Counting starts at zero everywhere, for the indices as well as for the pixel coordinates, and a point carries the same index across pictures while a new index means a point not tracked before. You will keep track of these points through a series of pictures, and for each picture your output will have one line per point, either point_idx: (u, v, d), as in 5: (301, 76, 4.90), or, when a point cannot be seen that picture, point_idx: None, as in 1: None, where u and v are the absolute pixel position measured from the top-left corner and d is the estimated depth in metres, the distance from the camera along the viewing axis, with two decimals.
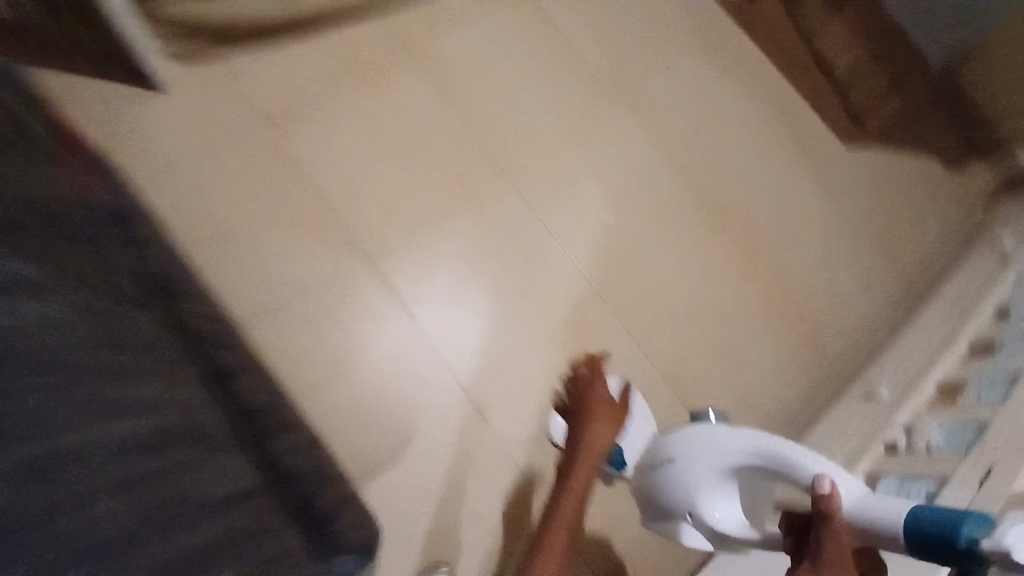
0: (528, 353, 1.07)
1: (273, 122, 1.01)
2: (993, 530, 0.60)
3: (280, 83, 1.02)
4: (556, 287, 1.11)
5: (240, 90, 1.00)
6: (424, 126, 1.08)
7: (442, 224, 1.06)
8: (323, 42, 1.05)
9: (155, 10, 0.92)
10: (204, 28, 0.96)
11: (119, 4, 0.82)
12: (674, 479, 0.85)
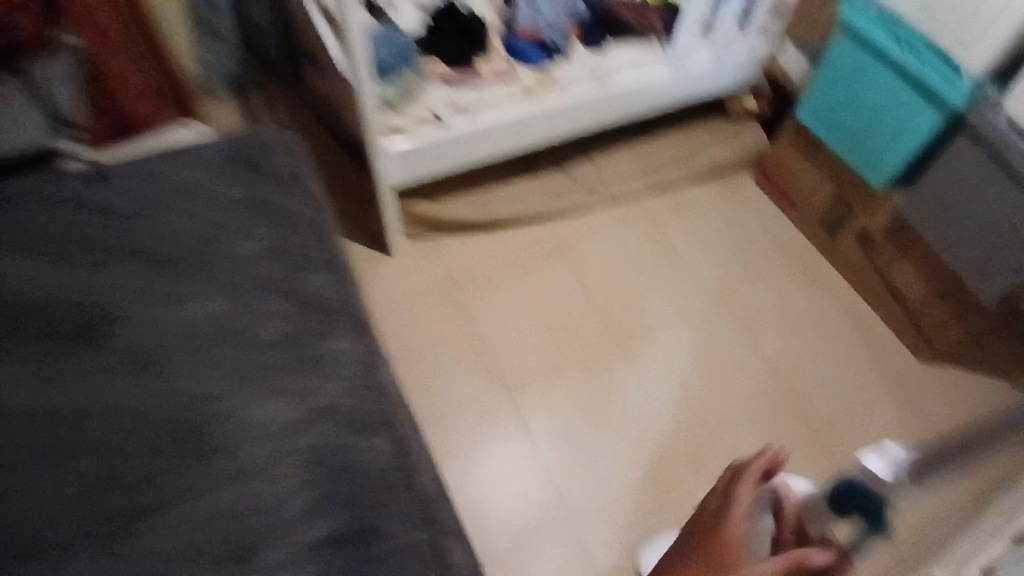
0: (620, 489, 1.28)
1: (459, 285, 1.47)
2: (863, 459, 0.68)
3: (470, 261, 1.50)
4: (648, 437, 1.33)
5: (444, 261, 1.50)
6: (562, 299, 1.47)
7: (564, 372, 1.39)
8: (504, 237, 1.53)
9: (410, 211, 1.53)
10: (437, 224, 1.52)
11: (390, 208, 1.39)
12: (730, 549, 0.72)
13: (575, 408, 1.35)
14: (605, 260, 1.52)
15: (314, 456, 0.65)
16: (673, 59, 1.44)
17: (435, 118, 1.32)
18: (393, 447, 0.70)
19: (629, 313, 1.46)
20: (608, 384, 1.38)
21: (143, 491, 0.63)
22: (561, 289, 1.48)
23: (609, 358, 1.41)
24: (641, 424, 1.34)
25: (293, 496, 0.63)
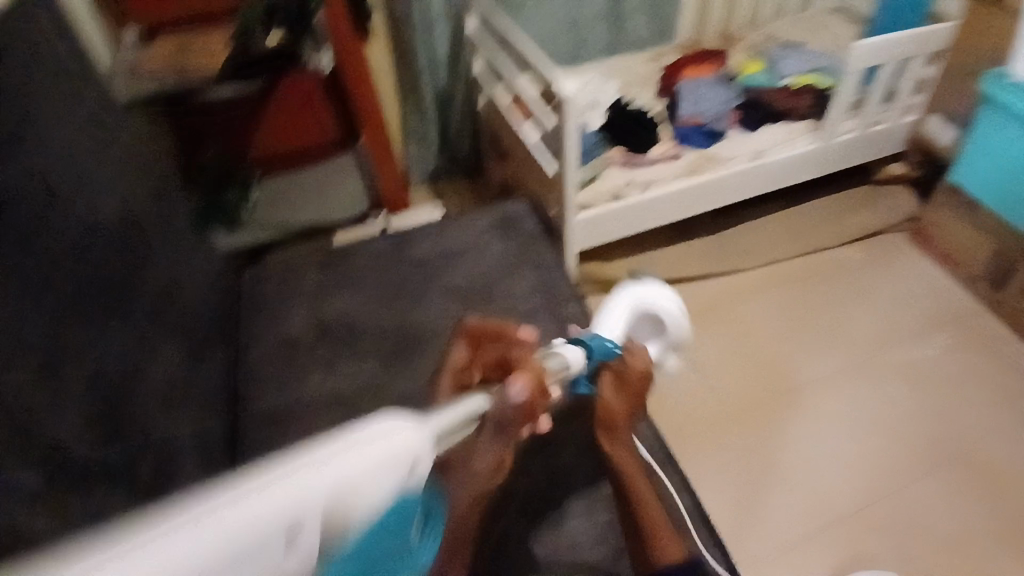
0: (806, 544, 1.24)
1: None
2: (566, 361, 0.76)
3: None
4: (825, 490, 1.30)
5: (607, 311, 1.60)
6: (728, 353, 1.51)
7: (737, 421, 1.39)
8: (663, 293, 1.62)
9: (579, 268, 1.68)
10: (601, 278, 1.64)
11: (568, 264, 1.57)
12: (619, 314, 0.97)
13: (754, 465, 1.33)
14: (771, 325, 1.55)
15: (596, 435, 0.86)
16: (826, 135, 1.63)
17: (616, 193, 1.53)
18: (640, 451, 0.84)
19: (791, 366, 1.48)
20: (790, 448, 1.35)
21: None
22: (726, 353, 1.50)
23: (785, 419, 1.39)
24: (827, 486, 1.30)
25: None
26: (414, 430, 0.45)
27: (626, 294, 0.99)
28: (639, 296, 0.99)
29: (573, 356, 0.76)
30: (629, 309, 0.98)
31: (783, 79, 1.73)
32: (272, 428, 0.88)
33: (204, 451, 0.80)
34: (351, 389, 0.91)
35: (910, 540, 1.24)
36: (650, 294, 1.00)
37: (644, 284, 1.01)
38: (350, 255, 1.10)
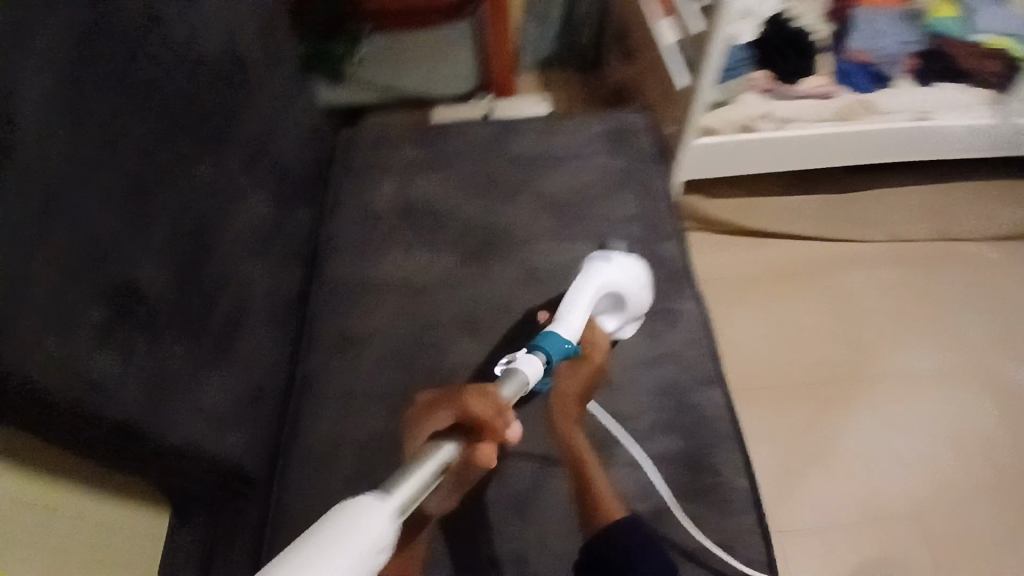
0: (849, 533, 1.16)
1: (709, 277, 1.42)
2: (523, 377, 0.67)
3: (728, 258, 1.45)
4: (883, 489, 1.19)
5: (697, 250, 1.46)
6: (817, 324, 1.36)
7: (809, 396, 1.28)
8: (763, 245, 1.47)
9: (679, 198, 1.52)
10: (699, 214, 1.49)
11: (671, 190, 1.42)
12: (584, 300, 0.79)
13: (804, 443, 1.24)
14: (871, 306, 1.38)
15: (664, 387, 0.80)
16: (1003, 112, 1.37)
17: (745, 124, 1.34)
18: (703, 412, 0.78)
19: (884, 355, 1.33)
20: (849, 437, 1.24)
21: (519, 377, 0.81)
22: (810, 324, 1.36)
23: (852, 408, 1.27)
24: (880, 486, 1.20)
25: (644, 414, 0.78)
26: (370, 520, 0.40)
27: (591, 271, 0.81)
28: (609, 272, 0.81)
29: (531, 371, 0.67)
30: (595, 288, 0.80)
31: (976, 34, 1.34)
32: (344, 295, 0.88)
33: (280, 304, 0.82)
34: (427, 277, 0.89)
35: (951, 565, 1.13)
36: (620, 267, 0.81)
37: (608, 257, 0.83)
38: (443, 136, 1.02)
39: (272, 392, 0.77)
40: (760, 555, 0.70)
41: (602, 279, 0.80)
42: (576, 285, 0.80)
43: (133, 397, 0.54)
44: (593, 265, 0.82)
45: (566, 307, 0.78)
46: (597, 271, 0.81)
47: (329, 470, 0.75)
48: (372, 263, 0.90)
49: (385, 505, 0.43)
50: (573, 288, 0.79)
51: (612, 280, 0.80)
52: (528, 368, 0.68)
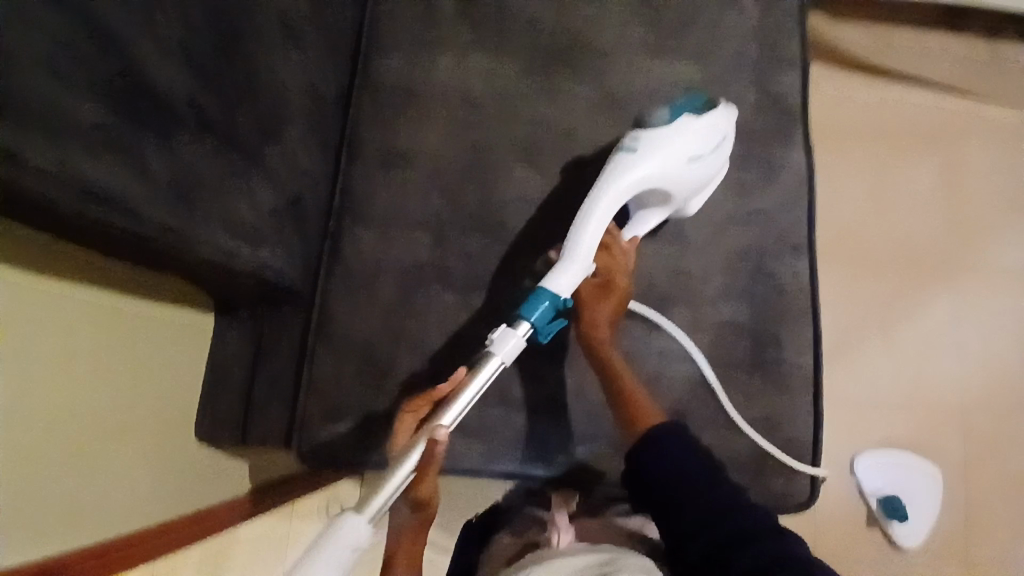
0: (898, 409, 1.10)
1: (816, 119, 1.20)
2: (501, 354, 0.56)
3: (844, 98, 1.21)
4: (948, 374, 1.11)
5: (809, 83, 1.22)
6: (928, 191, 1.17)
7: (895, 269, 1.15)
8: (893, 87, 1.20)
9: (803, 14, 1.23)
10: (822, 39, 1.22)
11: None
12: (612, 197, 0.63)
13: (869, 312, 1.14)
14: (990, 178, 1.17)
15: (742, 248, 0.69)
16: None
17: None
18: (782, 285, 0.69)
19: (997, 236, 1.15)
20: (919, 317, 1.13)
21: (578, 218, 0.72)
22: (911, 191, 1.17)
23: (930, 287, 1.14)
24: (945, 371, 1.12)
25: (713, 274, 0.69)
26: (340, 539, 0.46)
27: (617, 167, 0.63)
28: (641, 164, 0.62)
29: (506, 353, 0.56)
30: (622, 190, 0.62)
31: None
32: (390, 101, 0.76)
33: (319, 107, 0.72)
34: (485, 88, 0.75)
35: (985, 455, 1.08)
36: (656, 152, 0.63)
37: (638, 140, 0.64)
38: None
39: (312, 204, 0.72)
40: (808, 435, 0.66)
41: (632, 175, 0.63)
42: (603, 183, 0.63)
43: (146, 194, 0.48)
44: (619, 160, 0.64)
45: (575, 232, 0.62)
46: (627, 159, 0.63)
47: (370, 292, 0.72)
48: (423, 63, 0.76)
49: (362, 519, 0.48)
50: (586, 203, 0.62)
51: (648, 171, 0.63)
52: (500, 349, 0.56)
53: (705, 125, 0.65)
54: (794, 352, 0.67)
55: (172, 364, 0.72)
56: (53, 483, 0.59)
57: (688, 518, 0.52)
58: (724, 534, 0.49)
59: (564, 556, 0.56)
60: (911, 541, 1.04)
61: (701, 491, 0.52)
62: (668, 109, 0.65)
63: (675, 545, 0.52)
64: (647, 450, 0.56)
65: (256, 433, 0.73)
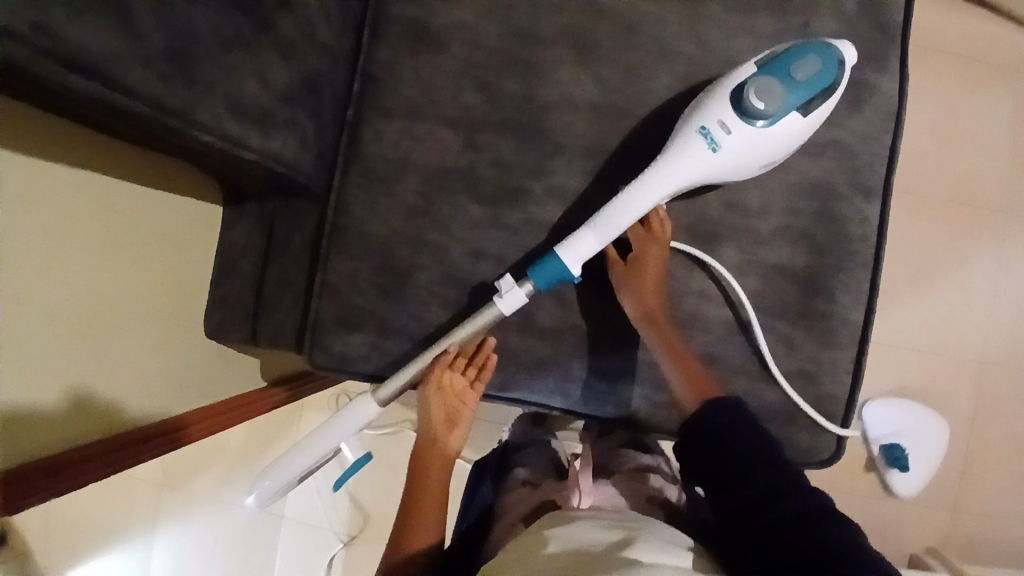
0: (921, 359, 1.07)
1: None
2: (502, 304, 0.59)
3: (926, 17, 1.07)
4: (980, 328, 1.07)
5: None
6: (998, 131, 1.07)
7: (950, 214, 1.06)
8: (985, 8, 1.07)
9: None
10: None
11: None
12: (666, 181, 0.57)
13: (912, 258, 1.06)
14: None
15: (811, 187, 0.62)
16: None
17: None
18: (844, 232, 0.62)
19: None
20: (962, 269, 1.06)
21: (628, 131, 0.63)
22: (979, 130, 1.06)
23: (979, 237, 1.06)
24: (979, 325, 1.07)
25: (773, 212, 0.62)
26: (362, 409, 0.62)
27: (686, 158, 0.56)
28: (708, 163, 0.56)
29: (505, 306, 0.59)
30: (678, 186, 0.57)
31: None
32: None
33: None
34: None
35: (993, 414, 1.07)
36: (734, 158, 0.56)
37: (727, 136, 0.55)
38: None
39: (328, 87, 0.63)
40: (843, 393, 0.63)
41: (695, 173, 0.57)
42: (665, 164, 0.57)
43: (137, 65, 0.40)
44: (693, 149, 0.56)
45: (617, 214, 0.57)
46: (702, 147, 0.56)
47: (390, 194, 0.65)
48: None
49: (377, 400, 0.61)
50: (636, 183, 0.57)
51: (714, 176, 0.57)
52: (499, 301, 0.58)
53: (799, 129, 0.56)
54: (847, 307, 0.62)
55: (178, 253, 0.69)
56: (66, 371, 0.60)
57: (753, 494, 0.49)
58: (795, 513, 0.46)
59: (580, 519, 0.52)
60: (905, 488, 1.06)
61: (770, 468, 0.50)
62: (782, 99, 0.54)
63: (735, 518, 0.49)
64: (707, 422, 0.55)
65: (266, 334, 0.70)
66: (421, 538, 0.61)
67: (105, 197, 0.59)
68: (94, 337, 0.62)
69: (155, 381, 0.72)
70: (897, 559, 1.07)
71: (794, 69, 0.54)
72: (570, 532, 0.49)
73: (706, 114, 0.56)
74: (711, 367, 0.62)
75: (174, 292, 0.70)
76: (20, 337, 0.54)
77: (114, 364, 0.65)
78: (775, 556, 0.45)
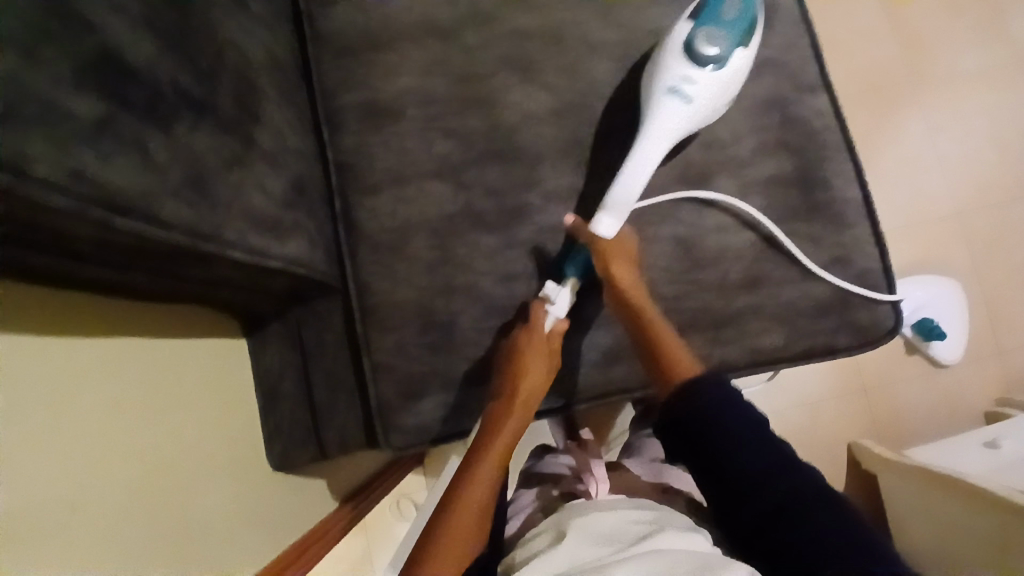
0: (904, 234, 1.14)
1: None
2: (556, 307, 0.62)
3: None
4: (940, 186, 1.15)
5: None
6: (871, 20, 1.18)
7: (867, 103, 1.17)
8: None
9: None
10: None
11: None
12: (657, 144, 0.61)
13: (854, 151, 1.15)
14: None
15: (766, 101, 0.67)
16: None
17: None
18: (809, 125, 0.68)
19: (945, 44, 1.19)
20: (899, 144, 1.16)
21: (591, 120, 0.69)
22: (856, 27, 1.18)
23: (901, 112, 1.17)
24: (938, 184, 1.15)
25: (746, 135, 0.67)
26: None
27: (665, 118, 0.61)
28: (688, 116, 0.61)
29: (558, 309, 0.62)
30: (666, 145, 0.62)
31: None
32: (355, 53, 0.69)
33: (284, 76, 0.64)
34: (452, 14, 0.69)
35: (990, 254, 1.14)
36: (706, 105, 0.61)
37: (694, 86, 0.60)
38: None
39: (311, 185, 0.65)
40: (876, 264, 0.67)
41: (679, 128, 0.61)
42: (651, 129, 0.61)
43: (165, 195, 0.42)
44: (669, 109, 0.60)
45: (627, 188, 0.61)
46: (676, 103, 0.60)
47: (402, 257, 0.66)
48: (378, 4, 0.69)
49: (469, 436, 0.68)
50: (633, 154, 0.61)
51: (691, 125, 0.62)
52: (553, 308, 0.62)
53: (749, 59, 0.62)
54: (845, 189, 0.67)
55: (221, 389, 0.69)
56: (151, 547, 0.56)
57: (737, 480, 0.52)
58: (776, 503, 0.50)
59: (601, 509, 0.55)
60: (950, 355, 1.10)
61: (747, 452, 0.53)
62: (711, 35, 0.59)
63: (722, 508, 0.53)
64: (689, 402, 0.55)
65: (334, 442, 0.68)
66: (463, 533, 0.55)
67: (119, 378, 0.56)
68: (169, 520, 0.58)
69: (245, 526, 0.69)
70: (970, 417, 1.10)
71: (723, 11, 0.60)
72: (588, 525, 0.53)
73: (668, 73, 0.61)
74: (758, 288, 0.65)
75: (223, 427, 0.68)
76: (97, 521, 0.51)
77: (196, 525, 0.62)
78: (768, 536, 0.49)
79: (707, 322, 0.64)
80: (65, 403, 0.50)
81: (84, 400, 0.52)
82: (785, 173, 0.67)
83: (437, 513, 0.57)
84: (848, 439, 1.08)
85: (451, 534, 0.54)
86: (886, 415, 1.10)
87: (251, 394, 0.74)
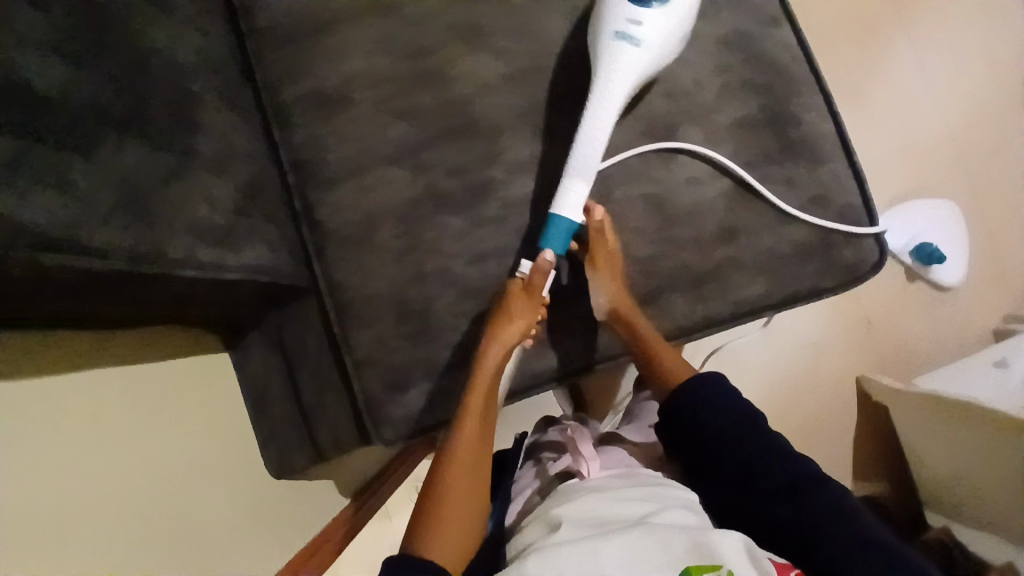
0: (898, 157, 1.09)
1: None
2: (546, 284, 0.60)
3: None
4: (929, 104, 1.11)
5: None
6: None
7: (852, 23, 1.10)
8: None
9: None
10: None
11: None
12: (613, 91, 0.58)
13: (843, 78, 1.09)
14: None
15: (726, 41, 0.64)
16: None
17: None
18: (774, 61, 0.65)
19: None
20: (886, 65, 1.10)
21: (546, 86, 0.66)
22: None
23: (883, 30, 1.11)
24: (926, 102, 1.11)
25: (709, 79, 0.64)
26: None
27: (618, 66, 0.58)
28: (640, 58, 0.58)
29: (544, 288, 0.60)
30: (623, 93, 0.59)
31: None
32: (297, 40, 0.65)
33: (222, 76, 0.62)
34: None
35: (982, 170, 1.11)
36: (658, 43, 0.58)
37: (641, 28, 0.57)
38: None
39: (267, 186, 0.63)
40: (856, 198, 0.65)
41: (634, 73, 0.58)
42: (604, 80, 0.58)
43: (97, 224, 0.42)
44: (620, 55, 0.58)
45: (588, 149, 0.59)
46: (625, 47, 0.57)
47: (368, 249, 0.64)
48: None
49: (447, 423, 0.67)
50: (590, 108, 0.58)
51: (647, 68, 0.59)
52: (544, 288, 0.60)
53: None
54: (817, 123, 0.65)
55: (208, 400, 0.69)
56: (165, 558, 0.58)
57: (733, 463, 0.59)
58: (768, 484, 0.56)
59: (594, 492, 0.56)
60: (951, 277, 1.08)
61: (738, 438, 0.60)
62: None
63: (728, 488, 0.59)
64: (686, 396, 0.63)
65: (329, 441, 0.68)
66: (453, 514, 0.55)
67: (100, 406, 0.57)
68: (178, 529, 0.60)
69: (252, 530, 0.70)
70: (973, 336, 1.09)
71: None
72: (581, 510, 0.52)
73: (612, 19, 0.58)
74: (736, 239, 0.63)
75: (216, 435, 0.69)
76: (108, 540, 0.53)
77: (204, 532, 0.63)
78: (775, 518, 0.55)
79: (688, 279, 0.63)
80: (50, 436, 0.52)
81: (77, 435, 0.54)
82: (754, 113, 0.64)
83: (430, 476, 0.58)
84: (857, 374, 1.07)
85: (439, 516, 0.54)
86: (893, 345, 1.08)
87: (240, 398, 0.74)
